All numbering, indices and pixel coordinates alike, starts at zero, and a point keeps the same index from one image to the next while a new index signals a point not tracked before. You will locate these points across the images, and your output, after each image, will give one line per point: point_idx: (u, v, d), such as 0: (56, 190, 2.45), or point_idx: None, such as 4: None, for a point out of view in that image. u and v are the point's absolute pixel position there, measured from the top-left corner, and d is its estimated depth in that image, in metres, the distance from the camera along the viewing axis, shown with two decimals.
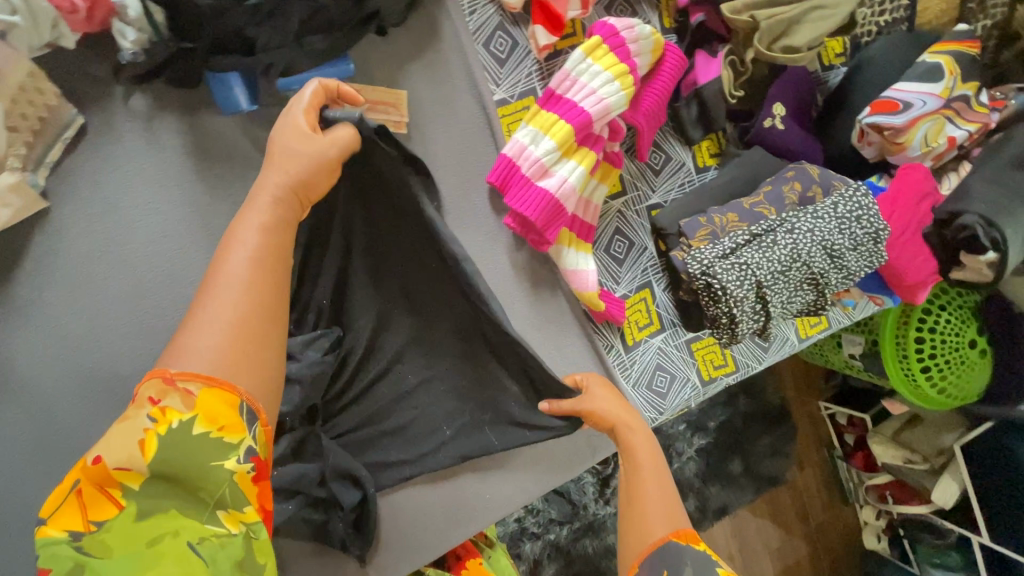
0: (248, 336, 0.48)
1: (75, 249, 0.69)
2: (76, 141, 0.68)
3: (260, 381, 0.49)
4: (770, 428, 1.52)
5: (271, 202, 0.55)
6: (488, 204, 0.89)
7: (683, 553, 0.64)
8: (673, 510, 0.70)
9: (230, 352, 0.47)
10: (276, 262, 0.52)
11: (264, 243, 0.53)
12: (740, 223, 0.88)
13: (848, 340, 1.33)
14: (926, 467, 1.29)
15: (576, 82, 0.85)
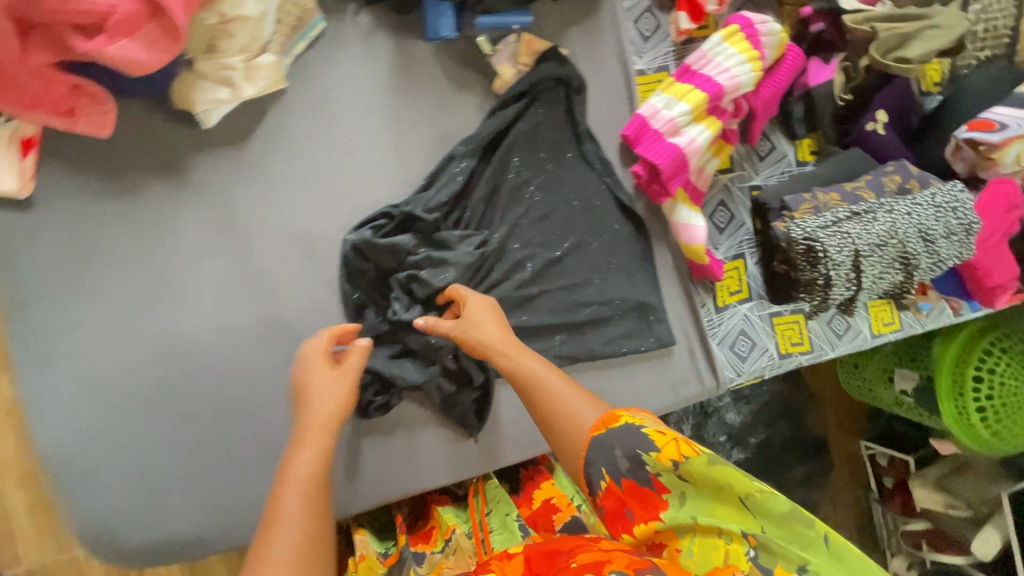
0: (311, 546, 0.59)
1: (293, 125, 0.82)
2: (315, 41, 0.83)
3: (306, 565, 0.57)
4: (806, 459, 1.55)
5: (320, 438, 0.69)
6: (618, 155, 1.01)
7: (612, 441, 0.63)
8: (591, 402, 0.70)
9: (300, 560, 0.57)
10: (318, 489, 0.65)
11: (312, 468, 0.66)
12: (842, 201, 0.97)
13: (900, 375, 1.39)
14: (967, 515, 1.32)
15: (712, 61, 0.98)
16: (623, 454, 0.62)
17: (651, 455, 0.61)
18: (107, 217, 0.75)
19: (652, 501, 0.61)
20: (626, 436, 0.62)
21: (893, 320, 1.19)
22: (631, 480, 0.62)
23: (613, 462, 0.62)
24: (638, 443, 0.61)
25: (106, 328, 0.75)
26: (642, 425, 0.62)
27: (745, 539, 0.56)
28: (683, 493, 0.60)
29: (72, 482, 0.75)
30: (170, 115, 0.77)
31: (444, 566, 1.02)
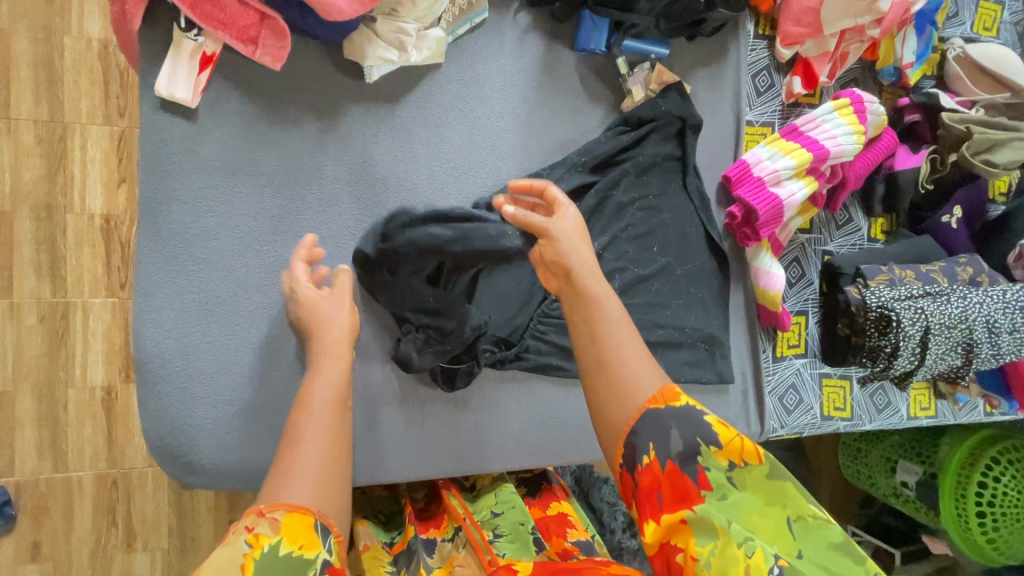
0: (335, 478, 0.58)
1: (440, 99, 0.87)
2: (476, 27, 0.89)
3: (329, 499, 0.55)
4: None
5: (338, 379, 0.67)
6: (715, 194, 1.07)
7: (671, 419, 0.56)
8: (653, 362, 0.60)
9: (325, 493, 0.56)
10: (338, 419, 0.63)
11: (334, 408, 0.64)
12: (917, 279, 1.03)
13: (904, 467, 1.37)
14: None
15: (820, 126, 1.04)
16: (679, 437, 0.55)
17: (710, 447, 0.55)
18: (257, 144, 0.78)
19: (687, 494, 0.54)
20: (688, 421, 0.56)
21: (929, 405, 1.23)
22: (676, 463, 0.55)
23: (666, 442, 0.55)
24: (700, 431, 0.56)
25: (233, 246, 0.77)
26: (705, 413, 0.57)
27: (775, 558, 0.50)
28: (723, 491, 0.55)
29: (165, 380, 0.75)
30: (337, 64, 0.81)
31: (455, 562, 0.89)
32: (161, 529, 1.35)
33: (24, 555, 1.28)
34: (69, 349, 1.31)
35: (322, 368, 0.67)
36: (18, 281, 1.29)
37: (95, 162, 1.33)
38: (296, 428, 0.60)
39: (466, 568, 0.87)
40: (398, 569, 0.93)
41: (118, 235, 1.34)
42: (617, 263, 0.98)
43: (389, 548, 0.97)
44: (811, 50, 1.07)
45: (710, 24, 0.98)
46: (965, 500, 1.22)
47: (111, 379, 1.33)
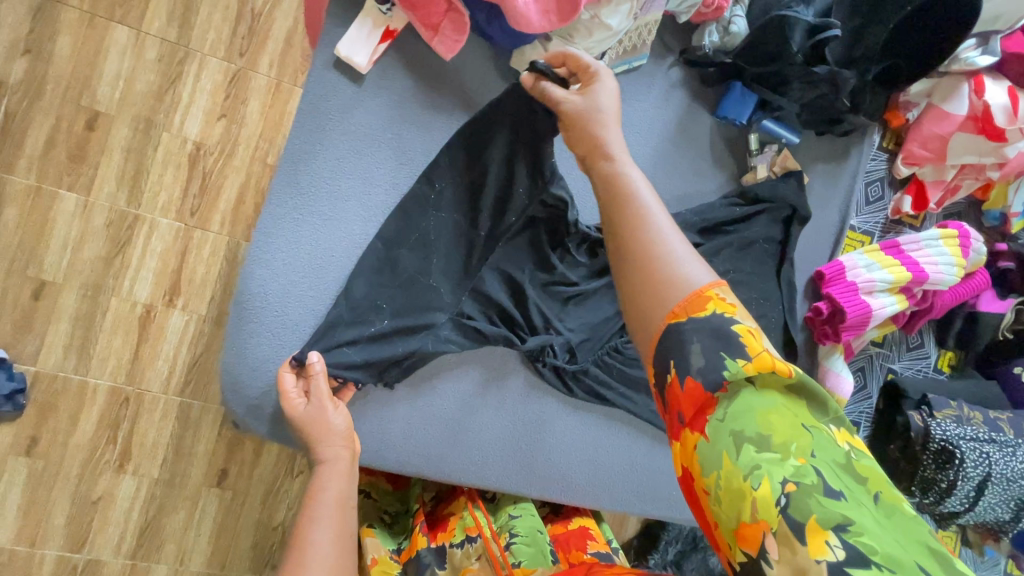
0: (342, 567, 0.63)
1: None
2: (632, 70, 0.92)
3: None
4: None
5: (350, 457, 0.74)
6: (804, 286, 1.08)
7: (692, 332, 0.50)
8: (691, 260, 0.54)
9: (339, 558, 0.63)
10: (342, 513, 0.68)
11: (336, 489, 0.69)
12: (985, 423, 1.02)
13: None
14: None
15: (922, 248, 1.05)
16: (701, 351, 0.49)
17: (737, 361, 0.48)
18: (408, 124, 0.81)
19: (702, 405, 0.49)
20: (710, 332, 0.49)
21: (954, 550, 1.20)
22: (697, 382, 0.49)
23: (686, 355, 0.50)
24: (726, 345, 0.49)
25: (360, 214, 0.79)
26: (733, 321, 0.50)
27: (781, 480, 0.44)
28: (736, 393, 0.48)
29: (262, 322, 0.75)
30: (501, 69, 0.84)
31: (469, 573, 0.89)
32: (155, 459, 1.33)
33: (18, 447, 1.26)
34: (125, 260, 1.32)
35: (328, 451, 0.72)
36: (98, 183, 1.31)
37: (203, 91, 1.37)
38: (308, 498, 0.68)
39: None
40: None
41: (203, 164, 1.36)
42: None
43: (398, 557, 0.96)
44: (928, 174, 1.09)
45: (845, 126, 0.99)
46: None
47: (154, 299, 1.33)
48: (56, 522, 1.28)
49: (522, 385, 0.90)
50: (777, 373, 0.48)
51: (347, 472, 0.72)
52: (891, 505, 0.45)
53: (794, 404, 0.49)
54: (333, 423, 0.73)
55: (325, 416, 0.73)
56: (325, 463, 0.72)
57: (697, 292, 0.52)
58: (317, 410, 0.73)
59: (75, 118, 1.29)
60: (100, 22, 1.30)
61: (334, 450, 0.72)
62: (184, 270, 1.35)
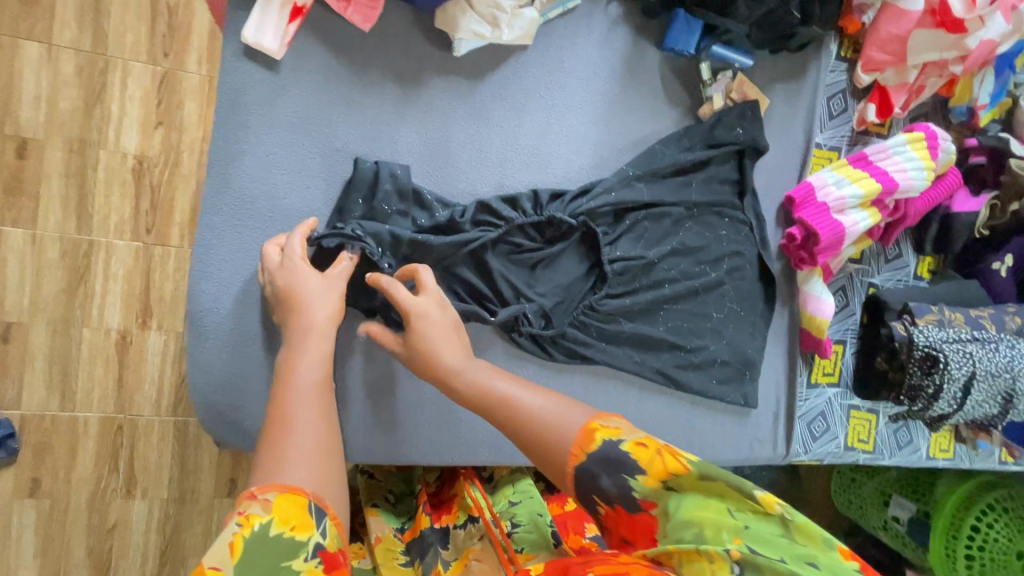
0: (328, 455, 0.59)
1: (524, 83, 0.85)
2: (568, 12, 0.86)
3: (326, 479, 0.56)
4: None
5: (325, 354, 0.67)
6: (776, 213, 1.05)
7: (597, 466, 0.59)
8: (569, 411, 0.64)
9: (326, 476, 0.57)
10: (323, 397, 0.64)
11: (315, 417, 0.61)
12: (966, 323, 1.03)
13: (897, 503, 1.49)
14: None
15: (890, 157, 1.03)
16: (610, 480, 0.58)
17: (638, 478, 0.57)
18: (337, 106, 0.76)
19: (642, 520, 0.58)
20: (607, 461, 0.58)
21: (949, 448, 1.24)
22: (622, 503, 0.58)
23: (602, 488, 0.59)
24: (624, 467, 0.58)
25: (306, 211, 0.76)
26: (621, 440, 0.59)
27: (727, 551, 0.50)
28: (668, 503, 0.56)
29: (221, 336, 0.73)
30: (428, 31, 0.78)
31: (471, 554, 0.89)
32: (162, 479, 1.33)
33: (22, 491, 1.26)
34: (89, 289, 1.27)
35: (307, 343, 0.67)
36: (43, 214, 1.25)
37: (133, 99, 1.29)
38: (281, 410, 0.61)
39: (482, 561, 0.87)
40: (411, 559, 0.94)
41: (149, 177, 1.30)
42: (670, 268, 0.96)
43: (402, 536, 0.98)
44: (890, 79, 1.05)
45: (799, 40, 0.94)
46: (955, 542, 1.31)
47: (128, 323, 1.30)
48: (76, 555, 1.28)
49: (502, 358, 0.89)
50: (678, 475, 0.56)
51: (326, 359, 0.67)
52: (833, 562, 0.51)
53: (716, 493, 0.55)
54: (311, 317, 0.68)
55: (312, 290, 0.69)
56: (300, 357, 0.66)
57: (584, 428, 0.61)
58: (302, 286, 0.69)
59: (3, 149, 1.22)
60: (6, 41, 1.21)
61: (307, 344, 0.67)
62: (152, 289, 1.31)
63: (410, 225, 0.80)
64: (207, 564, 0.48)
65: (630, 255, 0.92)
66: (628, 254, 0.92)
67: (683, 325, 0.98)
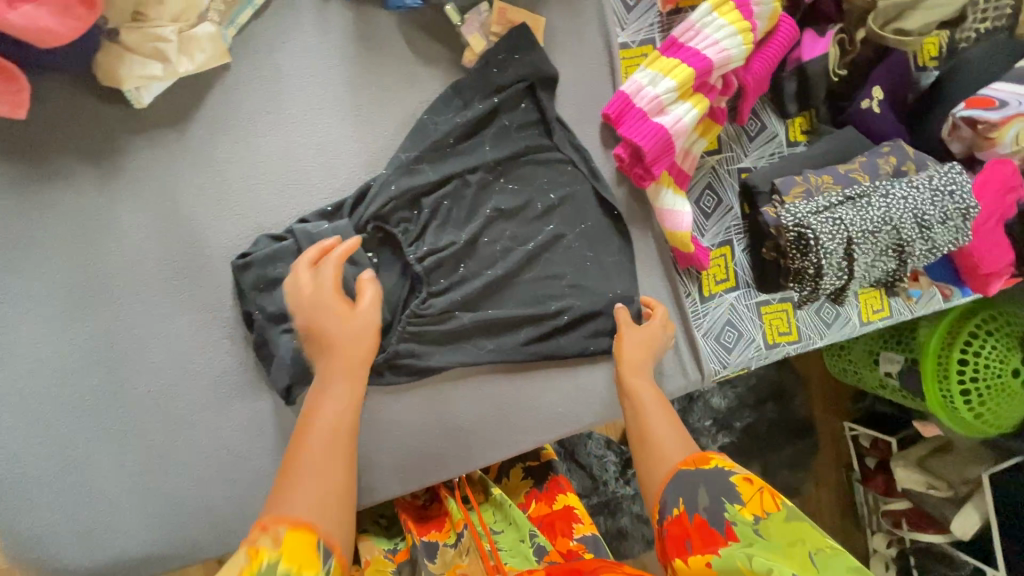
0: (337, 493, 0.54)
1: (243, 106, 0.75)
2: (262, 10, 0.75)
3: (329, 513, 0.52)
4: (792, 439, 1.64)
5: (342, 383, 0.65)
6: (599, 136, 0.95)
7: (698, 480, 0.63)
8: (682, 443, 0.72)
9: (326, 504, 0.52)
10: (345, 437, 0.60)
11: (338, 464, 0.57)
12: (835, 185, 0.93)
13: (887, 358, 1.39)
14: (948, 494, 1.39)
15: (700, 33, 0.90)
16: (706, 493, 0.61)
17: (734, 504, 0.58)
18: (33, 210, 0.68)
19: (711, 541, 0.57)
20: (714, 480, 0.61)
21: (882, 307, 1.15)
22: (703, 517, 0.59)
23: (694, 497, 0.62)
24: (723, 487, 0.60)
25: (42, 333, 0.69)
26: (732, 471, 0.61)
27: None
28: (749, 540, 0.55)
29: (7, 491, 0.68)
30: (102, 95, 0.70)
31: (459, 570, 0.88)
32: None
33: None
34: None
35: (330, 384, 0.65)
36: None
37: None
38: (297, 439, 0.59)
39: None
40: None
41: None
42: (495, 240, 0.87)
43: (393, 557, 0.96)
44: None
45: None
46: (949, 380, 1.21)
47: None
48: None
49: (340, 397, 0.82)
50: (771, 514, 0.56)
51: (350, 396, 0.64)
52: None
53: (802, 534, 0.54)
54: (341, 339, 0.67)
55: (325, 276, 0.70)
56: (334, 381, 0.65)
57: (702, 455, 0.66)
58: (347, 300, 0.70)
59: None
60: None
61: (334, 385, 0.65)
62: None
63: (173, 302, 0.73)
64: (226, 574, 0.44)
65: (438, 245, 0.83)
66: (437, 244, 0.83)
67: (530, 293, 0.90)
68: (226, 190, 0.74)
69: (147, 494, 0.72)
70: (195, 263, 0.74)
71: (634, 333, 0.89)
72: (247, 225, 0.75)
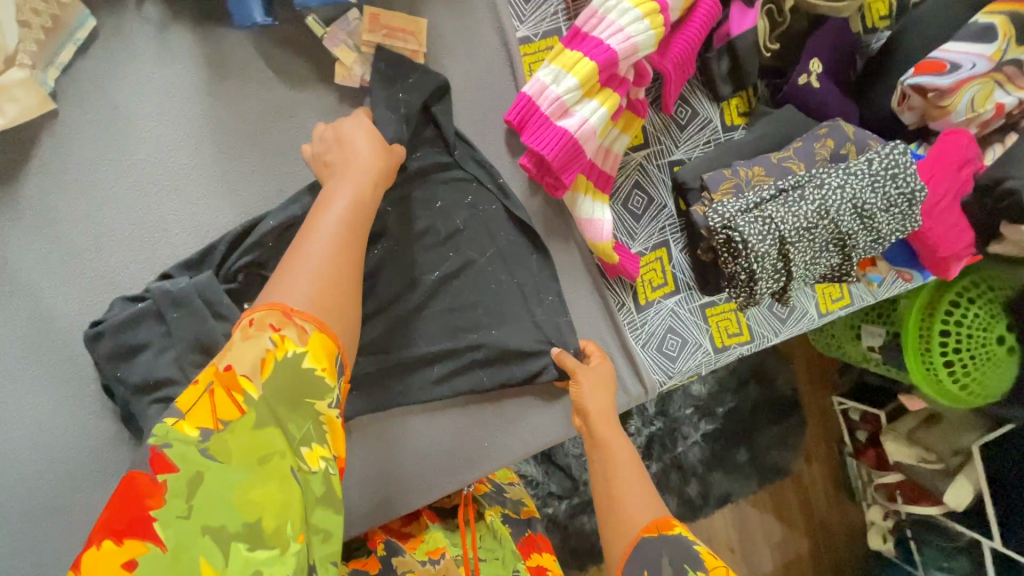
0: (347, 280, 0.53)
1: (80, 155, 0.67)
2: (89, 44, 0.67)
3: (342, 313, 0.52)
4: (778, 419, 1.46)
5: (347, 206, 0.58)
6: (505, 144, 0.86)
7: (662, 547, 0.64)
8: (648, 497, 0.71)
9: (339, 306, 0.52)
10: (355, 236, 0.57)
11: (344, 257, 0.54)
12: (767, 177, 0.84)
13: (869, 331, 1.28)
14: (938, 467, 1.23)
15: (604, 19, 0.80)
16: (670, 565, 0.63)
17: (698, 573, 0.61)
18: None
19: None
20: (677, 547, 0.64)
21: (840, 295, 1.07)
22: None
23: (658, 567, 0.63)
24: (686, 556, 0.63)
25: None
26: (694, 542, 0.65)
27: None
28: None
29: None
30: None
31: None
32: None
33: None
34: None
35: (344, 183, 0.60)
36: None
37: None
38: (313, 216, 0.56)
39: None
40: None
41: None
42: (394, 272, 0.80)
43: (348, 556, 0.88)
44: None
45: None
46: (931, 353, 1.11)
47: None
48: None
49: None
50: None
51: (359, 212, 0.58)
52: None
53: None
54: (357, 177, 0.61)
55: (347, 139, 0.64)
56: (338, 189, 0.59)
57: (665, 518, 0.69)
58: (352, 136, 0.65)
59: None
60: None
61: (350, 187, 0.60)
62: None
63: (23, 380, 0.66)
64: (235, 373, 0.45)
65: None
66: None
67: (440, 326, 0.82)
68: (73, 250, 0.68)
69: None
70: (45, 334, 0.67)
71: (590, 375, 0.83)
72: (102, 285, 0.69)
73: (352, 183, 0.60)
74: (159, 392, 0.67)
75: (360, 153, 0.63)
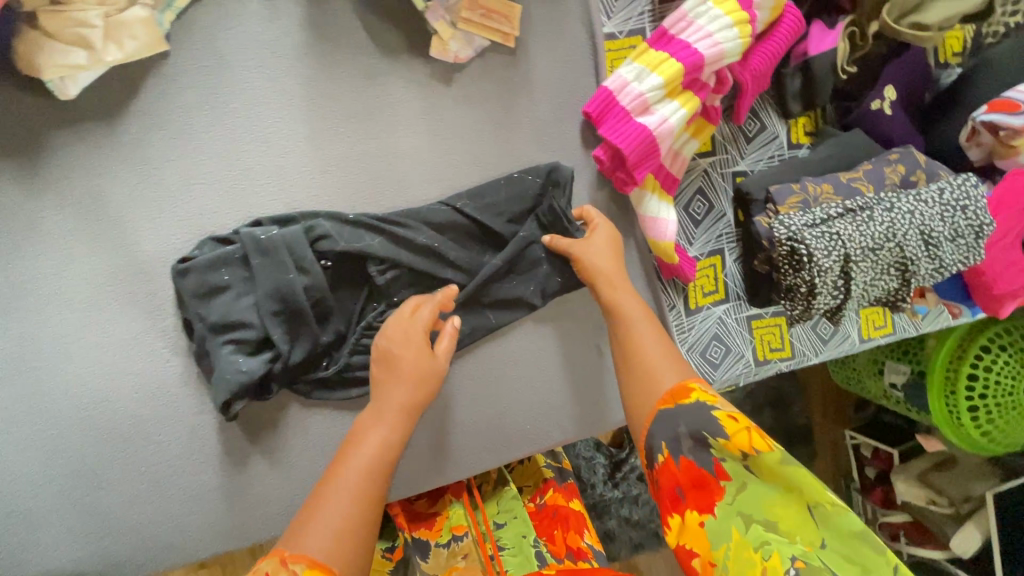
0: (353, 525, 0.54)
1: (181, 100, 0.69)
2: None
3: (342, 551, 0.52)
4: (792, 446, 1.47)
5: (379, 439, 0.63)
6: (579, 135, 0.87)
7: (677, 416, 0.59)
8: (672, 362, 0.66)
9: (339, 543, 0.52)
10: (372, 476, 0.59)
11: (353, 503, 0.56)
12: (836, 195, 0.85)
13: (891, 368, 1.24)
14: (950, 511, 1.21)
15: (692, 24, 0.82)
16: (688, 432, 0.58)
17: (718, 439, 0.56)
18: None
19: (704, 484, 0.57)
20: (693, 416, 0.58)
21: (884, 323, 1.07)
22: (690, 460, 0.58)
23: (674, 435, 0.59)
24: (705, 425, 0.57)
25: None
26: (713, 407, 0.58)
27: (791, 556, 0.49)
28: (744, 482, 0.55)
29: None
30: (24, 86, 0.65)
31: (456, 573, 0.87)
32: None
33: None
34: None
35: (374, 419, 0.65)
36: None
37: None
38: (344, 453, 0.61)
39: None
40: None
41: None
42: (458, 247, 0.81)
43: (391, 554, 0.94)
44: None
45: None
46: (955, 396, 1.10)
47: None
48: None
49: (289, 412, 0.74)
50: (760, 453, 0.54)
51: (384, 439, 0.63)
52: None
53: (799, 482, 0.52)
54: (393, 397, 0.66)
55: (402, 341, 0.69)
56: (374, 422, 0.65)
57: (682, 384, 0.63)
58: (395, 343, 0.69)
59: None
60: None
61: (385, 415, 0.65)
62: None
63: (100, 310, 0.68)
64: None
65: (404, 255, 0.75)
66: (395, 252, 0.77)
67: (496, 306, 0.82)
68: (161, 189, 0.69)
69: (78, 511, 0.69)
70: (123, 267, 0.69)
71: (601, 246, 0.79)
72: (185, 226, 0.70)
73: (388, 415, 0.65)
74: (228, 335, 0.68)
75: (413, 362, 0.68)
